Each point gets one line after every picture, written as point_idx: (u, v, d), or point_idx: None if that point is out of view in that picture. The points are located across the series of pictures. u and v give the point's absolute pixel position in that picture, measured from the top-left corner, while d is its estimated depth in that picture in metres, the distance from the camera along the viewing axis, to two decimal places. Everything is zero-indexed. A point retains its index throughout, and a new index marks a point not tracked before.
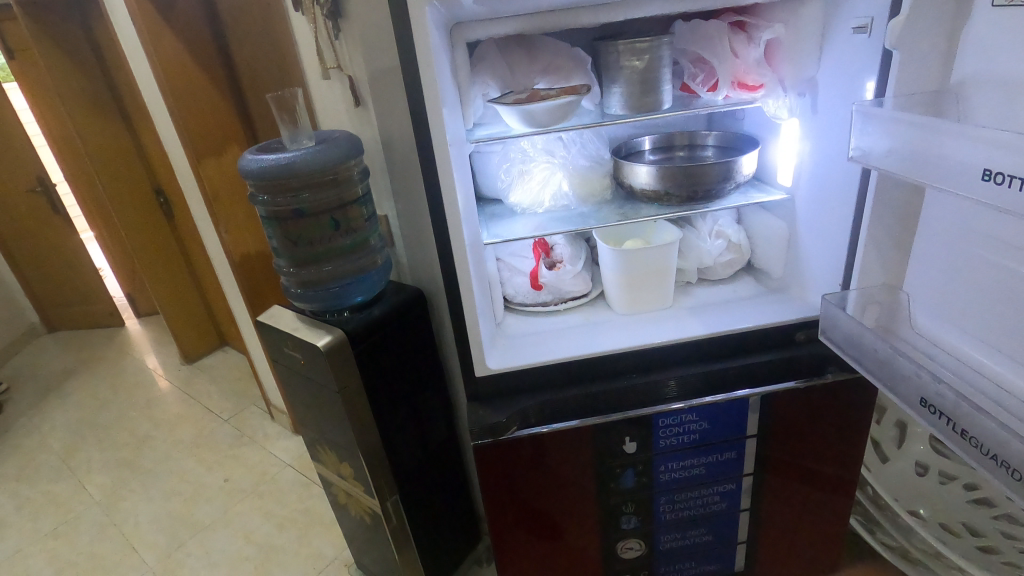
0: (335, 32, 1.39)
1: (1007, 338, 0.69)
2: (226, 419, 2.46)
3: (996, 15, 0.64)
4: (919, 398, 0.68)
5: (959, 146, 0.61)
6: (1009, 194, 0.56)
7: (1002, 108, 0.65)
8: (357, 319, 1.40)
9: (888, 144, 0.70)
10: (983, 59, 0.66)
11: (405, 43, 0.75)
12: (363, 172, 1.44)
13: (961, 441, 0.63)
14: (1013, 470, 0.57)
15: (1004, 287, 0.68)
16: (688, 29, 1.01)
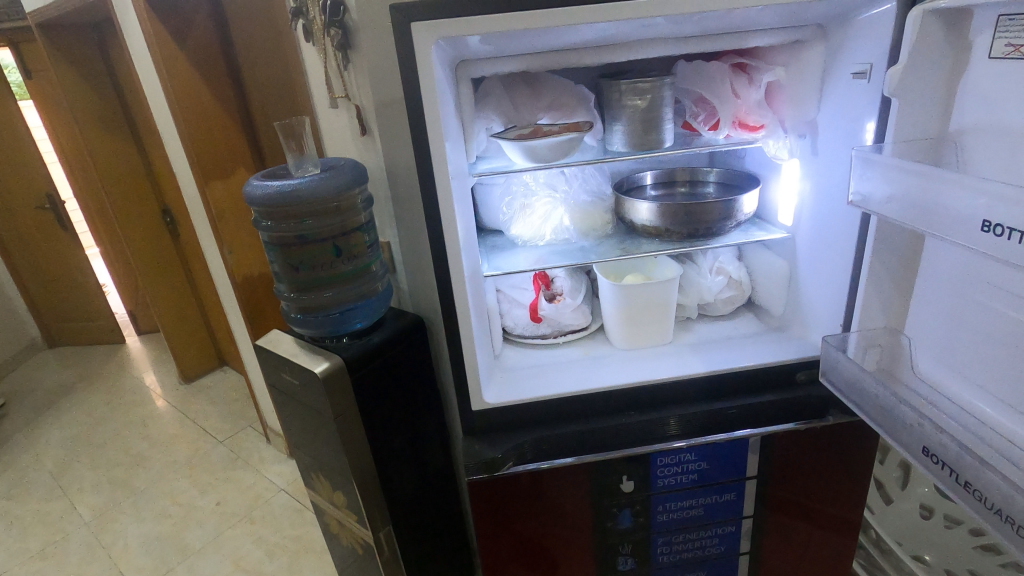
0: (344, 63, 1.41)
1: (1009, 387, 0.68)
2: (221, 440, 2.44)
3: (994, 67, 0.65)
4: (922, 447, 0.67)
5: (959, 196, 0.61)
6: (1009, 246, 0.56)
7: (1001, 158, 0.65)
8: (355, 345, 1.39)
9: (887, 190, 0.70)
10: (982, 108, 0.67)
11: (410, 78, 0.76)
12: (367, 199, 1.45)
13: (965, 493, 0.61)
14: (1019, 527, 0.55)
15: (1005, 335, 0.67)
16: (691, 69, 1.03)
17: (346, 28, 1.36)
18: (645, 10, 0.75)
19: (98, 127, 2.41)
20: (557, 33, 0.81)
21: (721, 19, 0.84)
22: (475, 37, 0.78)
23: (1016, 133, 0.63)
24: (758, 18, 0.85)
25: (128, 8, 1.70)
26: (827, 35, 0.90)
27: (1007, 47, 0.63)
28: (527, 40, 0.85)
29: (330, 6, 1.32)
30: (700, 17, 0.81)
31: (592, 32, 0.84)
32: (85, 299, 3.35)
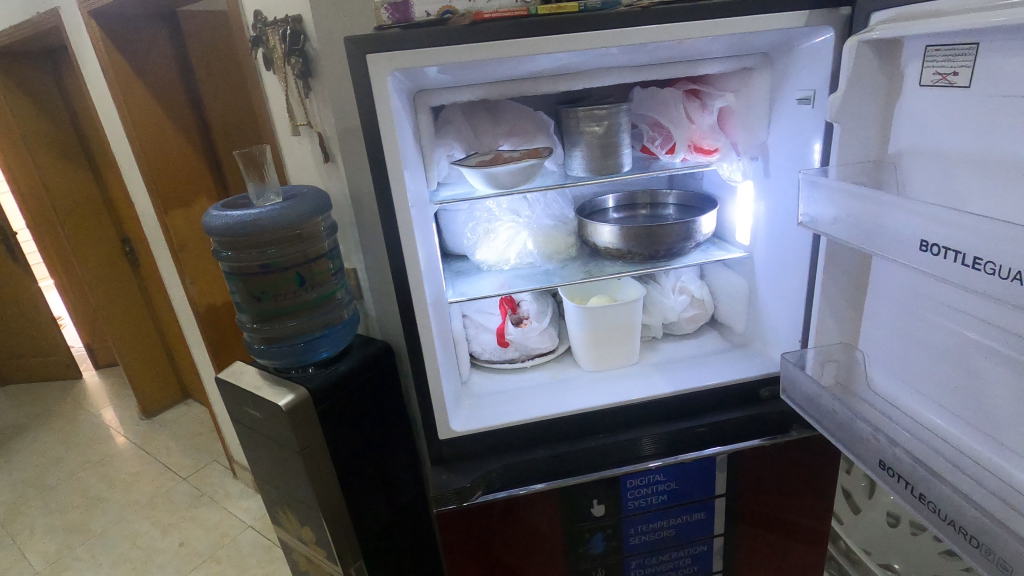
0: (306, 91, 1.41)
1: (956, 398, 0.70)
2: (184, 477, 2.34)
3: (925, 94, 0.68)
4: (879, 461, 0.69)
5: (898, 217, 0.63)
6: (947, 265, 0.58)
7: (937, 179, 0.68)
8: (321, 375, 1.36)
9: (834, 212, 0.73)
10: (917, 133, 0.70)
11: (367, 108, 0.76)
12: (331, 226, 1.43)
13: (920, 505, 0.63)
14: (971, 537, 0.57)
15: (949, 348, 0.70)
16: (646, 96, 1.06)
17: (307, 56, 1.35)
18: (599, 40, 0.77)
19: (52, 156, 2.34)
20: (513, 63, 0.83)
21: (672, 49, 0.87)
22: (432, 68, 0.79)
23: (950, 156, 0.66)
24: (708, 47, 0.88)
25: (83, 37, 1.67)
26: (773, 63, 0.94)
27: (936, 76, 0.66)
28: (485, 70, 0.86)
29: (290, 35, 1.31)
30: (653, 47, 0.84)
31: (547, 61, 0.85)
32: (39, 334, 3.21)
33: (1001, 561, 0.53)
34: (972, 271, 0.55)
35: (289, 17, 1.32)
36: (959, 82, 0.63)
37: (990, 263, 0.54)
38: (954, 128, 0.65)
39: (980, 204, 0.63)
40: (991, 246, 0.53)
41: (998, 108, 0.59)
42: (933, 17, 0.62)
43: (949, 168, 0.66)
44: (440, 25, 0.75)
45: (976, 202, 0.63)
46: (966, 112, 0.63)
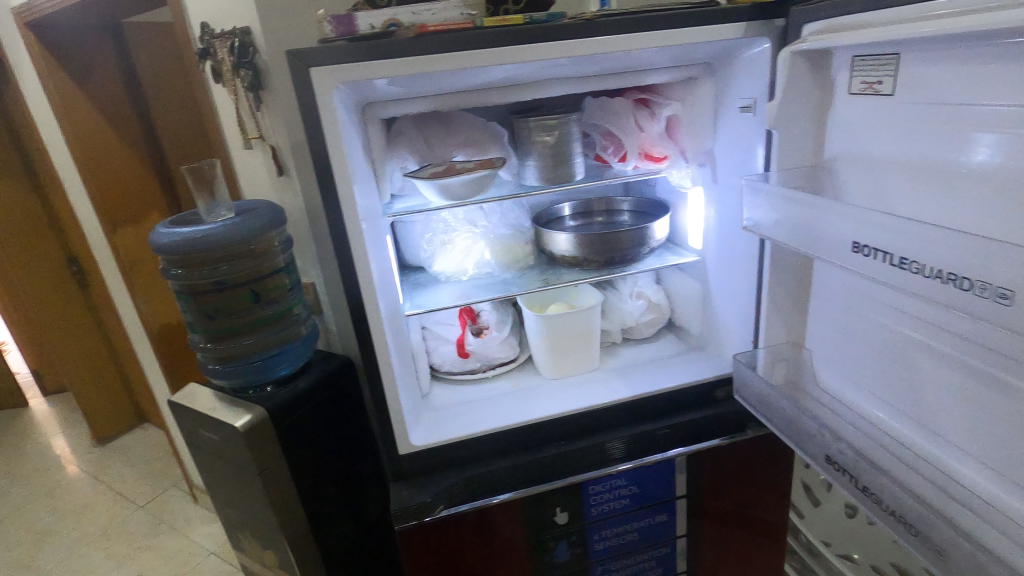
0: (257, 104, 1.38)
1: (896, 392, 0.73)
2: (141, 505, 2.24)
3: (855, 102, 0.71)
4: (825, 455, 0.71)
5: (834, 220, 0.66)
6: (880, 266, 0.61)
7: (869, 183, 0.71)
8: (280, 393, 1.33)
9: (775, 216, 0.75)
10: (849, 139, 0.73)
11: (313, 123, 0.75)
12: (286, 241, 1.40)
13: (863, 497, 0.65)
14: (910, 525, 0.59)
15: (886, 344, 0.73)
16: (597, 105, 1.08)
17: (257, 69, 1.32)
18: (544, 53, 0.78)
19: None
20: (462, 75, 0.83)
21: (619, 60, 0.89)
22: (379, 81, 0.78)
23: (880, 161, 0.69)
24: (653, 57, 0.90)
25: (19, 49, 1.60)
26: (715, 72, 0.96)
27: (863, 84, 0.69)
28: (434, 82, 0.86)
29: (238, 48, 1.28)
30: (600, 58, 0.85)
31: (496, 73, 0.86)
32: None
33: (939, 548, 0.55)
34: (903, 271, 0.58)
35: (237, 29, 1.29)
36: (884, 90, 0.66)
37: (912, 264, 0.57)
38: (882, 134, 0.68)
39: (908, 206, 0.67)
40: (914, 247, 0.56)
41: (924, 116, 0.62)
42: (860, 29, 0.65)
43: (879, 171, 0.69)
44: (385, 37, 0.74)
45: (904, 204, 0.67)
46: (892, 119, 0.67)
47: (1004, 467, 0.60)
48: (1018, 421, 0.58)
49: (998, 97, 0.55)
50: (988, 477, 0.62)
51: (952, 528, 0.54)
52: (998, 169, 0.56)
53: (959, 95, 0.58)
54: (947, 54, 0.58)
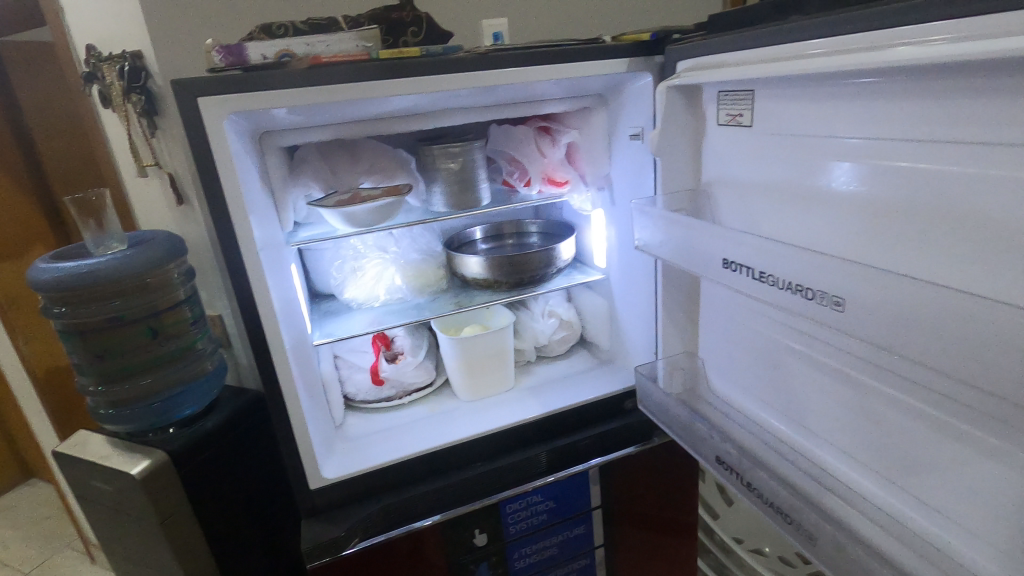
0: (151, 130, 1.30)
1: (773, 393, 0.79)
2: (26, 571, 2.00)
3: (722, 132, 0.79)
4: (715, 457, 0.76)
5: (707, 238, 0.71)
6: (745, 280, 0.66)
7: (739, 205, 0.79)
8: (181, 435, 1.25)
9: (660, 237, 0.81)
10: (721, 165, 0.80)
11: (204, 153, 0.73)
12: (186, 273, 1.33)
13: (748, 492, 0.70)
14: (786, 515, 0.64)
15: (762, 349, 0.80)
16: (501, 133, 1.12)
17: (151, 94, 1.26)
18: (441, 85, 0.81)
19: None
20: (362, 104, 0.84)
21: (515, 91, 0.93)
22: (277, 110, 0.78)
23: (745, 185, 0.77)
24: (548, 89, 0.95)
25: None
26: (607, 103, 1.03)
27: (728, 116, 0.77)
28: (334, 111, 0.86)
29: (129, 71, 1.21)
30: (497, 89, 0.89)
31: (397, 103, 0.88)
32: None
33: (811, 535, 0.61)
34: (766, 286, 0.62)
35: (126, 53, 1.22)
36: (745, 122, 0.74)
37: (771, 276, 0.62)
38: (747, 161, 0.76)
39: (770, 225, 0.74)
40: (768, 261, 0.62)
41: (776, 145, 0.70)
42: (724, 68, 0.72)
43: (745, 194, 0.77)
44: (279, 68, 0.74)
45: (766, 224, 0.74)
46: (753, 148, 0.74)
47: (863, 456, 0.67)
48: (869, 413, 0.64)
49: (830, 130, 0.63)
50: (852, 466, 0.69)
51: (819, 516, 0.59)
52: (831, 191, 0.64)
53: (801, 127, 0.66)
54: (793, 91, 0.66)
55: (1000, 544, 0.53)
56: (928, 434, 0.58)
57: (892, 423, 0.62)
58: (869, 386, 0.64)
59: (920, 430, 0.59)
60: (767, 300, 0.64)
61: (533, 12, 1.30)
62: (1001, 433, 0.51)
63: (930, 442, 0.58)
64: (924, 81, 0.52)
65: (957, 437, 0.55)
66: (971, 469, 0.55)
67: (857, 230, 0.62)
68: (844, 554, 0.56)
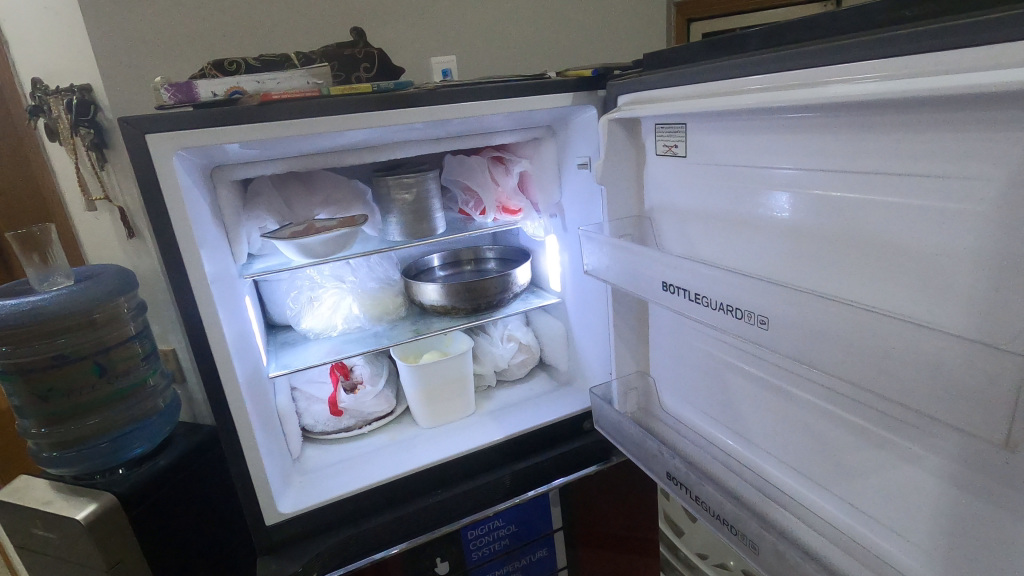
0: (101, 162, 1.28)
1: (719, 409, 0.82)
2: None
3: (661, 162, 0.84)
4: (666, 473, 0.78)
5: (647, 263, 0.75)
6: (682, 302, 0.70)
7: (679, 230, 0.83)
8: (133, 476, 1.21)
9: (607, 261, 0.85)
10: (662, 193, 0.85)
11: (153, 189, 0.73)
12: (138, 307, 1.30)
13: (697, 506, 0.72)
14: (731, 526, 0.66)
15: (707, 366, 0.83)
16: (456, 163, 1.15)
17: (100, 127, 1.24)
18: (392, 120, 0.83)
19: None
20: (315, 138, 0.86)
21: (467, 124, 0.96)
22: (230, 145, 0.79)
23: (683, 211, 0.81)
24: (498, 122, 0.99)
25: None
26: (556, 133, 1.08)
27: (665, 147, 0.82)
28: (286, 146, 0.88)
29: (77, 105, 1.19)
30: (451, 123, 0.92)
31: (350, 137, 0.90)
32: None
33: (754, 544, 0.63)
34: (699, 307, 0.66)
35: (74, 86, 1.20)
36: (680, 152, 0.79)
37: (705, 299, 0.65)
38: (684, 189, 0.80)
39: (707, 248, 0.79)
40: (700, 284, 0.65)
41: (709, 174, 0.75)
42: (658, 102, 0.77)
43: (684, 220, 0.81)
44: (227, 104, 0.76)
45: (703, 248, 0.79)
46: (689, 177, 0.79)
47: (803, 466, 0.70)
48: (806, 426, 0.68)
49: (753, 162, 0.68)
50: (792, 476, 0.72)
51: (760, 524, 0.61)
52: (756, 217, 0.69)
53: (728, 157, 0.71)
54: (721, 125, 0.71)
55: (925, 545, 0.56)
56: (857, 443, 0.62)
57: (826, 434, 0.65)
58: (804, 399, 0.67)
59: (848, 439, 0.63)
60: (704, 322, 0.66)
61: (482, 47, 1.36)
62: (915, 438, 0.55)
63: (855, 450, 0.62)
64: (828, 117, 0.58)
65: (881, 444, 0.59)
66: (892, 473, 0.58)
67: (780, 253, 0.67)
68: (785, 561, 0.59)
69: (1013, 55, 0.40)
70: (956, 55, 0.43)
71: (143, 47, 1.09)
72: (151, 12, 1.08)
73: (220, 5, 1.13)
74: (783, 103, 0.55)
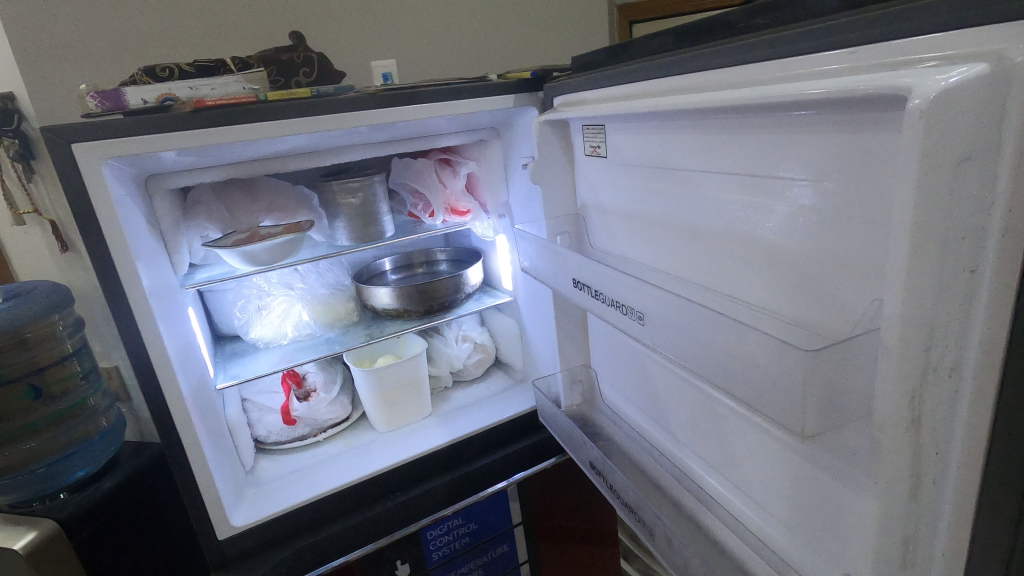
0: (29, 174, 1.22)
1: (645, 400, 0.85)
2: None
3: (589, 161, 0.87)
4: (590, 462, 0.81)
5: (564, 260, 0.78)
6: (587, 298, 0.73)
7: (606, 227, 0.86)
8: (76, 500, 1.16)
9: (538, 259, 0.87)
10: (592, 191, 0.88)
11: (81, 200, 0.71)
12: (75, 323, 1.26)
13: (610, 493, 0.75)
14: (633, 512, 0.69)
15: (635, 359, 0.86)
16: (403, 166, 1.15)
17: (27, 137, 1.19)
18: (330, 123, 0.83)
19: None
20: (253, 145, 0.85)
21: (409, 127, 0.97)
22: (165, 153, 0.77)
23: (608, 209, 0.84)
24: (441, 124, 1.00)
25: None
26: (500, 134, 1.09)
27: (591, 148, 0.85)
28: (223, 152, 0.86)
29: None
30: (394, 126, 0.93)
31: (288, 143, 0.89)
32: None
33: (651, 530, 0.66)
34: (596, 301, 0.70)
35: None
36: (603, 152, 0.82)
37: (602, 295, 0.68)
38: (609, 186, 0.83)
39: (627, 245, 0.81)
40: (599, 281, 0.68)
41: (626, 173, 0.78)
42: (583, 105, 0.80)
43: (609, 218, 0.84)
44: (157, 111, 0.74)
45: (625, 245, 0.81)
46: (613, 175, 0.81)
47: (707, 452, 0.73)
48: (710, 413, 0.71)
49: (660, 164, 0.71)
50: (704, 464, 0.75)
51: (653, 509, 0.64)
52: (660, 215, 0.72)
53: (639, 157, 0.74)
54: (631, 126, 0.74)
55: (794, 526, 0.61)
56: (745, 429, 0.65)
57: (724, 424, 0.69)
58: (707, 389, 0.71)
59: (742, 427, 0.66)
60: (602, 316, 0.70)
61: (427, 51, 1.37)
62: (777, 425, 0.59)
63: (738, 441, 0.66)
64: (707, 121, 0.61)
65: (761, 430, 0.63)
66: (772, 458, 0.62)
67: (680, 250, 0.70)
68: (672, 546, 0.61)
69: (831, 60, 0.44)
70: (786, 61, 0.48)
71: (72, 55, 1.06)
72: (77, 19, 1.05)
73: (153, 10, 1.10)
74: (665, 107, 0.59)
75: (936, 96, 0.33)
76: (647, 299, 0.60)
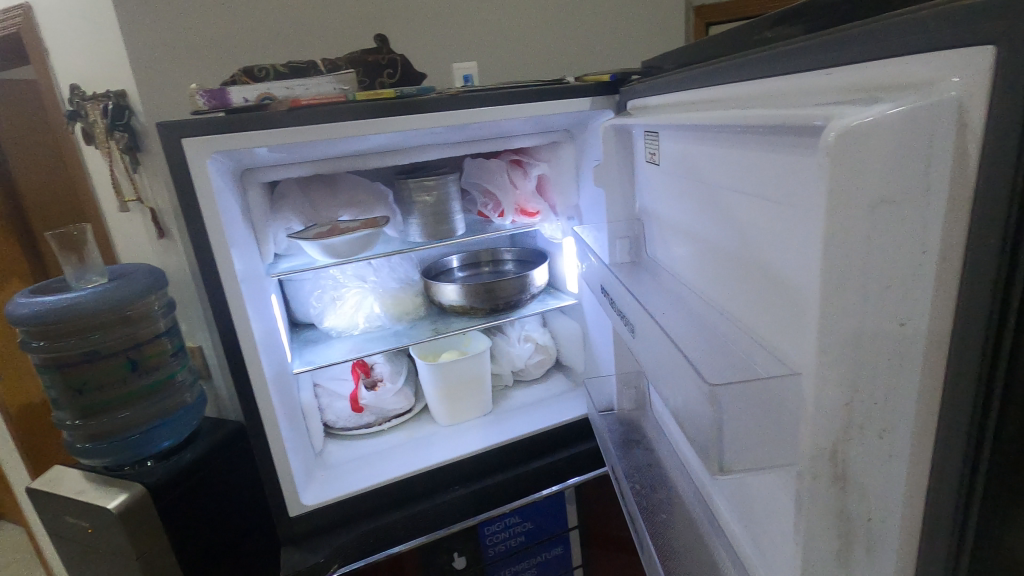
0: (134, 165, 1.33)
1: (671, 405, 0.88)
2: None
3: (647, 165, 0.85)
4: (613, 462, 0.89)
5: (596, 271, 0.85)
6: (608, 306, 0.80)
7: (656, 231, 0.86)
8: (162, 467, 1.25)
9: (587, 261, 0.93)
10: (646, 195, 0.87)
11: (186, 191, 0.77)
12: (168, 304, 1.36)
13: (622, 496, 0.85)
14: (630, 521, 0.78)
15: None
16: (475, 166, 1.18)
17: (134, 131, 1.29)
18: (412, 123, 0.86)
19: None
20: (339, 142, 0.89)
21: (485, 129, 0.99)
22: (260, 149, 0.82)
23: (654, 214, 0.85)
24: (516, 126, 1.01)
25: None
26: (573, 137, 1.09)
27: (648, 154, 0.83)
28: (311, 149, 0.91)
29: (112, 110, 1.24)
30: (470, 127, 0.95)
31: (371, 141, 0.93)
32: None
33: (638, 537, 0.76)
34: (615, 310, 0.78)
35: (111, 92, 1.25)
36: (653, 158, 0.81)
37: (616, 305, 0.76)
38: (657, 191, 0.83)
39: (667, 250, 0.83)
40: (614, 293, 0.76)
41: (668, 181, 0.78)
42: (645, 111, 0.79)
43: (660, 225, 0.84)
44: (257, 110, 0.79)
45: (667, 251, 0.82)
46: (659, 181, 0.81)
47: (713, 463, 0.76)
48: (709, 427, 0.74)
49: (693, 174, 0.69)
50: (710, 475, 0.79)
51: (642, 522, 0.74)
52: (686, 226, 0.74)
53: (675, 167, 0.74)
54: (676, 134, 0.72)
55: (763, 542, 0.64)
56: None
57: None
58: None
59: None
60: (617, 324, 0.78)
61: (501, 52, 1.38)
62: None
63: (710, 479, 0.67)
64: (718, 139, 0.61)
65: None
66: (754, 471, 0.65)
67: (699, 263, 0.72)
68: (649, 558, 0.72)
69: (814, 84, 0.45)
70: (782, 80, 0.49)
71: (179, 55, 1.14)
72: (185, 22, 1.13)
73: (251, 13, 1.17)
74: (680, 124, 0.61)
75: (840, 135, 0.35)
76: (648, 321, 0.61)
